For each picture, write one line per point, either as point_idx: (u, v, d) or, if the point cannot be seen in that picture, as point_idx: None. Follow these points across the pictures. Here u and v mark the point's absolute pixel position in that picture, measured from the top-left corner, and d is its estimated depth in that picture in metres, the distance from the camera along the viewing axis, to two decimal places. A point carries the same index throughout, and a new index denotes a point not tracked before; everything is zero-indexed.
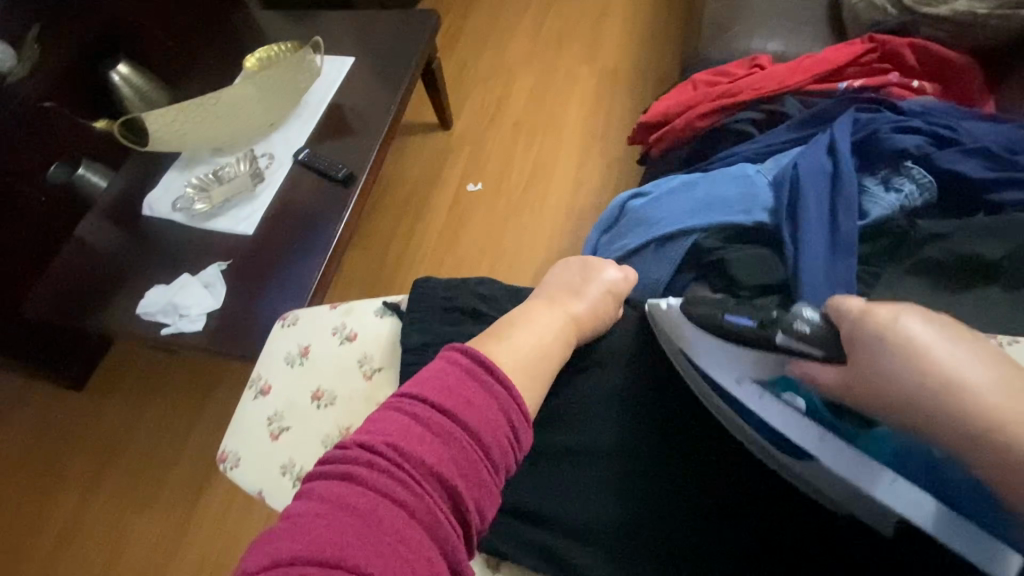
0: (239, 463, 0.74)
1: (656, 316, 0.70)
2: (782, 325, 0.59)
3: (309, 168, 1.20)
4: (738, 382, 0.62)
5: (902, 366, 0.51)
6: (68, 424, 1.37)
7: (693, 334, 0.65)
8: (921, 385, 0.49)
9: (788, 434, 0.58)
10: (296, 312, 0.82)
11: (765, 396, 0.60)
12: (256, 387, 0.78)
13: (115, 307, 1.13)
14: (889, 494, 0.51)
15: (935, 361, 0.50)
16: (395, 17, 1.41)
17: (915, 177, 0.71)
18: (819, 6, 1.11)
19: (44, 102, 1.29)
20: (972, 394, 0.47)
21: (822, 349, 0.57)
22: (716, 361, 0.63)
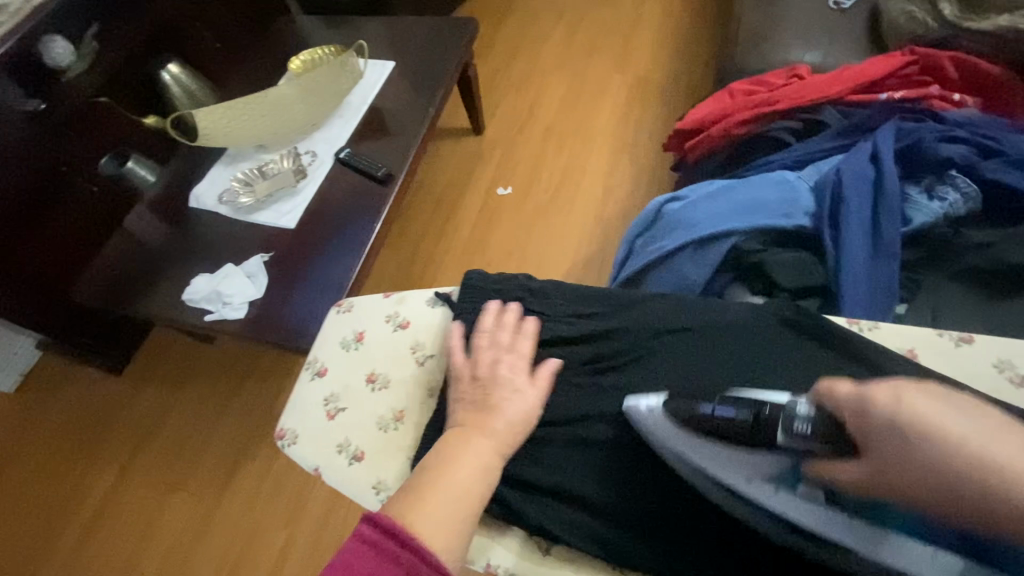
0: (296, 441, 0.76)
1: (638, 426, 0.65)
2: (773, 428, 0.56)
3: (348, 166, 1.24)
4: (746, 481, 0.59)
5: (920, 447, 0.46)
6: (107, 406, 1.42)
7: (681, 435, 0.61)
8: (947, 465, 0.44)
9: (809, 527, 0.57)
10: (350, 299, 0.84)
11: (779, 492, 0.58)
12: (312, 368, 0.80)
13: (159, 294, 1.18)
14: (898, 556, 0.54)
15: (950, 442, 0.45)
16: (434, 24, 1.45)
17: (960, 186, 0.71)
18: (856, 18, 1.12)
19: (99, 98, 1.34)
20: (998, 474, 0.43)
21: (822, 443, 0.53)
22: (709, 457, 0.60)
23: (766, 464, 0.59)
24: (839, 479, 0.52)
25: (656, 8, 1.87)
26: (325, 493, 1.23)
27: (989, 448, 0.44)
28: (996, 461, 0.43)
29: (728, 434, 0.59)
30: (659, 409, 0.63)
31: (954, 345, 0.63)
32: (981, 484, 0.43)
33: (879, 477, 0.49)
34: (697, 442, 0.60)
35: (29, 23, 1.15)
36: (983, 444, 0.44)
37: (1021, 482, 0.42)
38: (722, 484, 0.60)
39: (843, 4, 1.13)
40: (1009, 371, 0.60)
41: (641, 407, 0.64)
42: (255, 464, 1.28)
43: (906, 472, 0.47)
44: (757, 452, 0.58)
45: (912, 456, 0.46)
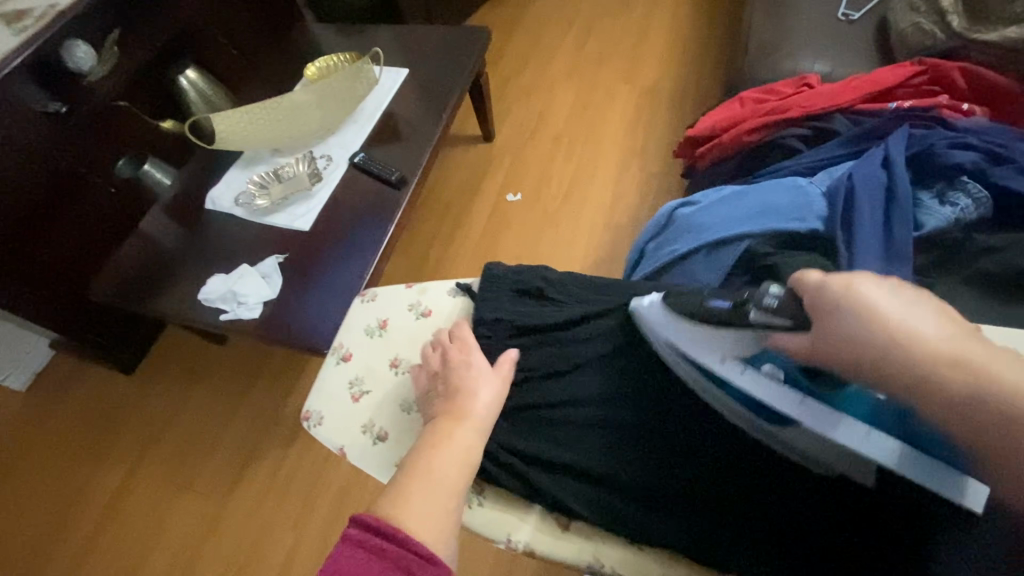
0: (321, 423, 0.79)
1: (639, 317, 0.72)
2: (750, 307, 0.59)
3: (362, 170, 1.26)
4: (717, 360, 0.63)
5: (860, 322, 0.52)
6: (118, 404, 1.43)
7: (672, 325, 0.66)
8: (890, 338, 0.51)
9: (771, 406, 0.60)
10: (374, 289, 0.89)
11: (745, 371, 0.61)
12: (339, 354, 0.84)
13: (173, 294, 1.19)
14: (847, 436, 0.55)
15: (886, 319, 0.52)
16: (447, 33, 1.48)
17: (971, 192, 0.72)
18: (864, 29, 1.14)
19: (119, 101, 1.37)
20: (924, 341, 0.50)
21: (790, 319, 0.57)
22: (691, 341, 0.65)
23: (733, 344, 0.62)
24: (792, 349, 0.57)
25: (664, 20, 1.90)
26: (334, 493, 1.23)
27: (916, 323, 0.51)
28: (932, 338, 0.50)
29: (705, 319, 0.63)
30: (655, 303, 0.70)
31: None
32: (907, 358, 0.50)
33: (824, 348, 0.54)
34: (681, 324, 0.65)
35: (53, 28, 1.18)
36: (916, 324, 0.51)
37: (939, 346, 0.49)
38: (698, 368, 0.66)
39: (851, 16, 1.15)
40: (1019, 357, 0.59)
41: (644, 301, 0.71)
42: (264, 463, 1.29)
43: (853, 348, 0.52)
44: (732, 329, 0.61)
45: (857, 331, 0.52)
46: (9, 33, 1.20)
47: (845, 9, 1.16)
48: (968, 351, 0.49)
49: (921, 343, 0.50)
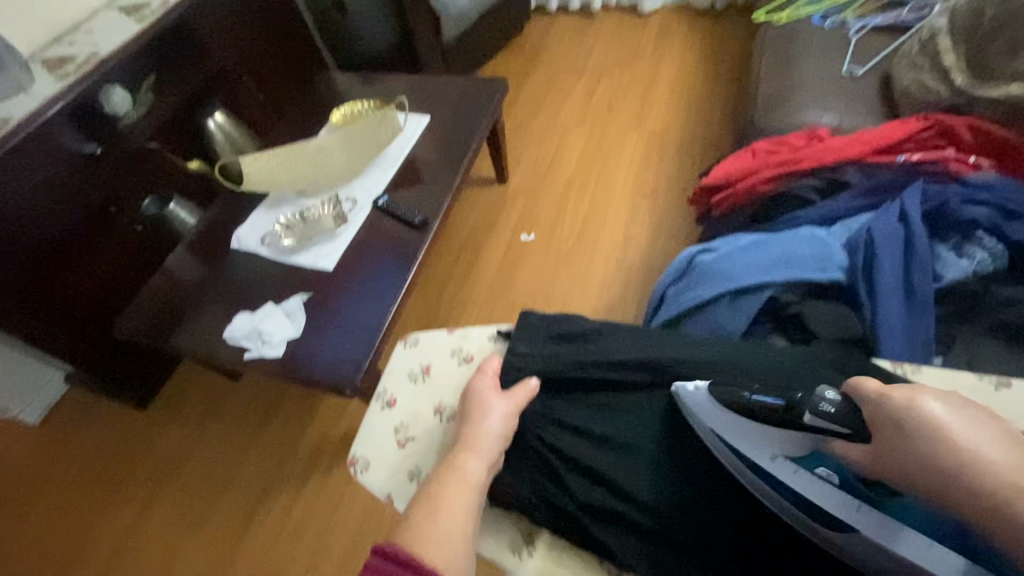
0: (368, 469, 0.78)
1: (682, 403, 0.71)
2: (801, 412, 0.61)
3: (386, 213, 1.30)
4: (770, 461, 0.64)
5: (925, 442, 0.52)
6: (131, 440, 1.42)
7: (720, 420, 0.67)
8: (942, 458, 0.51)
9: (825, 509, 0.62)
10: (416, 333, 0.89)
11: (799, 472, 0.64)
12: (383, 400, 0.83)
13: (196, 331, 1.20)
14: (902, 544, 0.57)
15: (952, 436, 0.51)
16: (467, 82, 1.55)
17: (987, 246, 0.75)
18: (868, 84, 1.19)
19: (151, 143, 1.42)
20: (990, 473, 0.48)
21: (848, 426, 0.59)
22: (742, 437, 0.65)
23: (790, 444, 0.64)
24: (857, 457, 0.58)
25: (671, 70, 1.98)
26: (347, 535, 1.22)
27: (980, 445, 0.50)
28: (990, 459, 0.49)
29: (760, 416, 0.64)
30: (701, 392, 0.68)
31: (994, 389, 0.64)
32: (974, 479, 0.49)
33: (890, 462, 0.54)
34: (727, 420, 0.66)
35: (93, 75, 1.24)
36: (986, 448, 0.50)
37: (997, 469, 0.48)
38: (741, 456, 0.66)
39: (856, 72, 1.21)
40: None
41: (686, 388, 0.70)
42: (279, 502, 1.28)
43: (902, 457, 0.53)
44: (791, 431, 0.64)
45: (914, 448, 0.53)
46: (52, 79, 1.26)
47: (849, 66, 1.23)
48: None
49: (986, 469, 0.48)
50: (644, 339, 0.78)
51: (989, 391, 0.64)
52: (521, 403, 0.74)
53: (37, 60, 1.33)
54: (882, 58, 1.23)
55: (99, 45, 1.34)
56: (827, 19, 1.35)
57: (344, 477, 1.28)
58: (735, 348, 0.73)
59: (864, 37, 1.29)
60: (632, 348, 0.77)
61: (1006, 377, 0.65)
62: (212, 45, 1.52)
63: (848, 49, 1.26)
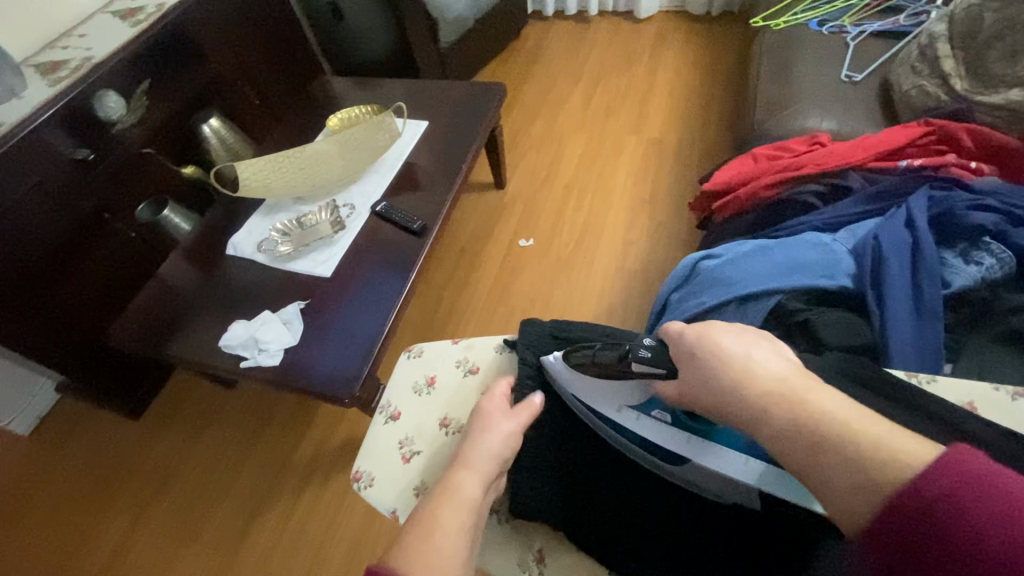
0: (372, 484, 0.76)
1: (550, 374, 0.76)
2: (628, 361, 0.66)
3: (385, 219, 1.28)
4: (614, 408, 0.69)
5: (714, 368, 0.57)
6: (124, 450, 1.40)
7: (575, 380, 0.72)
8: (726, 378, 0.55)
9: (662, 446, 0.66)
10: (421, 346, 0.88)
11: (638, 416, 0.67)
12: (387, 414, 0.82)
13: (191, 339, 1.18)
14: (717, 462, 0.62)
15: (724, 359, 0.56)
16: (465, 87, 1.54)
17: (995, 252, 0.73)
18: (868, 89, 1.20)
19: (145, 148, 1.40)
20: (762, 382, 0.53)
21: (660, 366, 0.63)
22: (591, 391, 0.70)
23: (628, 393, 0.68)
24: (667, 394, 0.64)
25: (668, 75, 1.99)
26: (343, 548, 1.19)
27: (758, 361, 0.55)
28: (766, 373, 0.54)
29: (597, 371, 0.69)
30: (560, 360, 0.73)
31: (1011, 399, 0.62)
32: (742, 385, 0.54)
33: (690, 391, 0.60)
34: (580, 378, 0.71)
35: (87, 80, 1.22)
36: (760, 363, 0.54)
37: (771, 379, 0.53)
38: (592, 408, 0.71)
39: (855, 77, 1.21)
40: None
41: (550, 357, 0.75)
42: (275, 513, 1.25)
43: (702, 383, 0.58)
44: (620, 381, 0.68)
45: (706, 374, 0.57)
46: (45, 83, 1.24)
47: (848, 71, 1.23)
48: (794, 381, 0.51)
49: (749, 376, 0.54)
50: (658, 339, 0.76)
51: (1007, 403, 0.62)
52: (523, 420, 0.68)
53: (29, 64, 1.31)
54: (881, 64, 1.23)
55: (93, 49, 1.32)
56: (825, 25, 1.35)
57: (341, 488, 1.26)
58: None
59: (862, 43, 1.29)
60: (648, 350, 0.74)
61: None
62: (207, 49, 1.51)
63: (846, 55, 1.26)
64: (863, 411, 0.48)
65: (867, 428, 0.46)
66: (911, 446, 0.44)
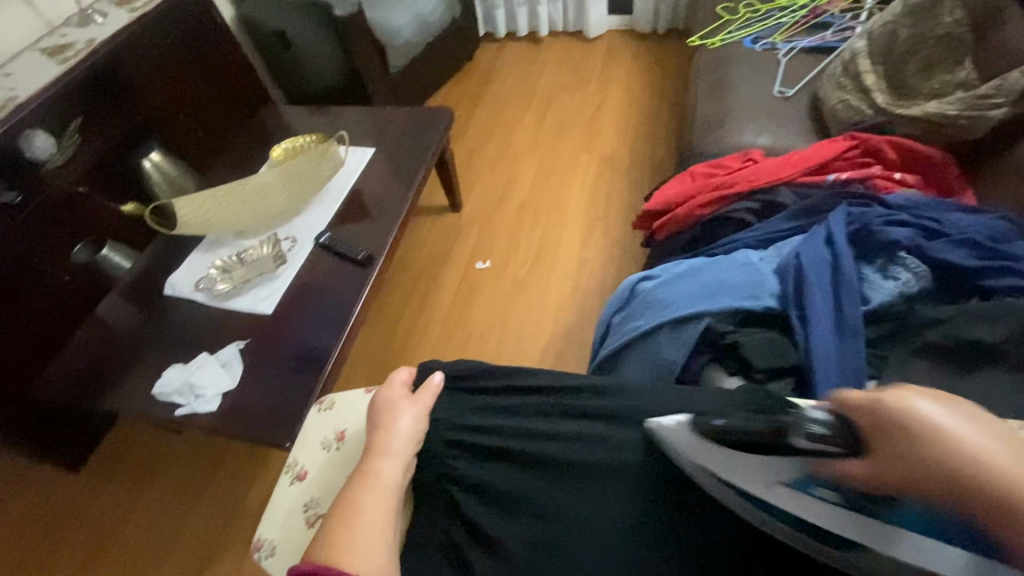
0: (273, 553, 0.73)
1: (658, 440, 0.64)
2: (788, 434, 0.54)
3: (329, 250, 1.26)
4: (763, 485, 0.55)
5: (923, 450, 0.45)
6: (63, 506, 1.32)
7: (705, 448, 0.59)
8: (945, 468, 0.44)
9: (821, 526, 0.52)
10: (332, 396, 0.85)
11: (794, 495, 0.54)
12: (293, 473, 0.79)
13: (126, 389, 1.12)
14: (912, 551, 0.47)
15: (942, 437, 0.45)
16: (413, 113, 1.53)
17: (910, 267, 0.77)
18: (799, 104, 1.22)
19: (78, 188, 1.30)
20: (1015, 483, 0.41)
21: (840, 445, 0.52)
22: (731, 464, 0.57)
23: (777, 467, 0.55)
24: (855, 475, 0.50)
25: (618, 93, 2.02)
26: None
27: (989, 449, 0.43)
28: (1004, 464, 0.42)
29: (761, 445, 0.56)
30: (685, 424, 0.61)
31: None
32: (922, 447, 0.45)
33: (890, 472, 0.47)
34: (715, 448, 0.58)
35: (11, 119, 1.13)
36: (996, 455, 0.42)
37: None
38: (735, 488, 0.57)
39: (786, 93, 1.24)
40: None
41: (667, 422, 0.63)
42: (224, 564, 1.20)
43: (893, 457, 0.47)
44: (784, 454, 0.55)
45: (907, 450, 0.46)
46: None
47: (780, 87, 1.26)
48: None
49: (934, 433, 0.45)
50: (568, 387, 0.74)
51: None
52: (426, 405, 0.74)
53: None
54: (810, 80, 1.27)
55: (19, 88, 1.23)
56: (758, 42, 1.38)
57: None
58: (655, 395, 0.70)
59: (794, 59, 1.33)
60: (564, 400, 0.73)
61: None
62: (145, 81, 1.44)
63: (778, 72, 1.30)
64: None
65: None
66: None
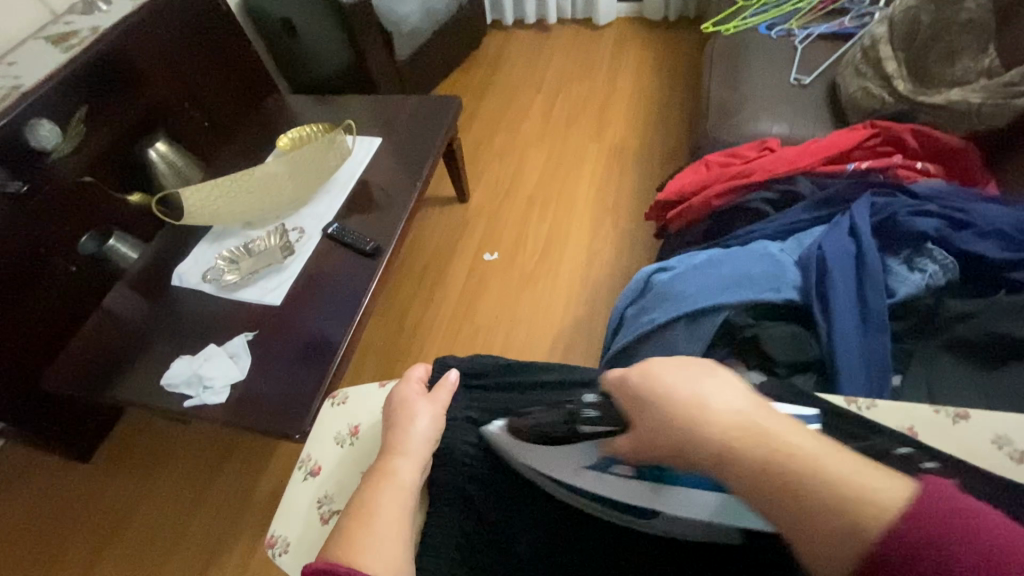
0: (287, 550, 0.72)
1: (491, 445, 0.70)
2: (576, 422, 0.62)
3: (337, 241, 1.24)
4: (571, 472, 0.63)
5: (668, 417, 0.50)
6: (72, 496, 1.33)
7: (525, 448, 0.65)
8: (689, 432, 0.48)
9: (623, 498, 0.61)
10: (345, 390, 0.85)
11: (597, 475, 0.61)
12: (306, 468, 0.78)
13: (135, 380, 1.12)
14: (677, 505, 0.57)
15: (676, 402, 0.50)
16: (420, 102, 1.51)
17: (937, 258, 0.74)
18: (817, 92, 1.20)
19: (84, 178, 1.29)
20: (720, 428, 0.46)
21: (611, 424, 0.59)
22: (546, 461, 0.64)
23: (579, 455, 0.62)
24: (623, 453, 0.56)
25: (627, 82, 1.99)
26: None
27: (711, 403, 0.48)
28: (719, 414, 0.47)
29: (555, 437, 0.63)
30: (502, 430, 0.67)
31: (951, 423, 0.60)
32: (661, 413, 0.50)
33: (651, 440, 0.51)
34: (532, 448, 0.64)
35: (15, 108, 1.12)
36: (711, 408, 0.48)
37: (736, 431, 0.46)
38: (555, 477, 0.65)
39: (803, 81, 1.22)
40: (1007, 448, 0.57)
41: (492, 428, 0.69)
42: (233, 555, 1.20)
43: (651, 427, 0.51)
44: (574, 442, 0.63)
45: (659, 419, 0.50)
46: None
47: (797, 75, 1.23)
48: (764, 428, 0.45)
49: (668, 398, 0.50)
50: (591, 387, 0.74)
51: (948, 425, 0.60)
52: (443, 402, 0.73)
53: None
54: (828, 67, 1.24)
55: (23, 78, 1.22)
56: (774, 29, 1.35)
57: None
58: None
59: (811, 45, 1.30)
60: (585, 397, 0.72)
61: (963, 409, 0.61)
62: (149, 70, 1.42)
63: (795, 59, 1.27)
64: (822, 442, 0.44)
65: (835, 468, 0.42)
66: (878, 480, 0.40)
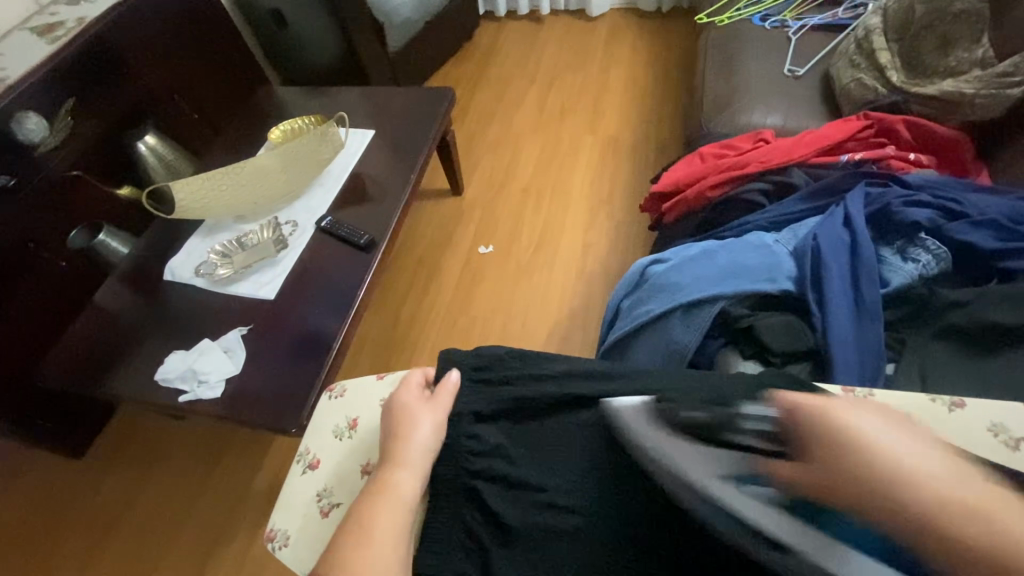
0: (287, 544, 0.72)
1: (620, 421, 0.65)
2: (731, 431, 0.60)
3: (331, 235, 1.24)
4: (706, 477, 0.58)
5: (847, 456, 0.52)
6: (67, 493, 1.32)
7: (658, 433, 0.62)
8: (859, 470, 0.50)
9: (771, 530, 0.54)
10: (343, 383, 0.84)
11: (739, 490, 0.57)
12: (305, 462, 0.78)
13: (128, 376, 1.11)
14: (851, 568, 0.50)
15: (863, 437, 0.52)
16: (413, 94, 1.50)
17: (931, 248, 0.75)
18: (810, 83, 1.20)
19: (72, 171, 1.27)
20: (902, 474, 0.49)
21: (784, 445, 0.57)
22: (686, 453, 0.60)
23: (726, 459, 0.59)
24: (789, 477, 0.55)
25: (621, 74, 1.98)
26: None
27: (906, 451, 0.50)
28: (909, 461, 0.50)
29: (704, 437, 0.60)
30: (643, 405, 0.65)
31: (948, 411, 0.62)
32: (844, 451, 0.52)
33: (821, 477, 0.52)
34: (670, 436, 0.61)
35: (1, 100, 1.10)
36: (904, 453, 0.50)
37: (921, 481, 0.48)
38: (688, 481, 0.59)
39: (797, 72, 1.22)
40: (1002, 435, 0.59)
41: (629, 402, 0.65)
42: (231, 548, 1.20)
43: (817, 461, 0.53)
44: (722, 445, 0.60)
45: (837, 455, 0.52)
46: None
47: (791, 66, 1.23)
48: (962, 492, 0.47)
49: (856, 433, 0.53)
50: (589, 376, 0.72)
51: (943, 413, 0.62)
52: (444, 408, 0.71)
53: None
54: (821, 58, 1.24)
55: (8, 69, 1.19)
56: (768, 20, 1.35)
57: None
58: (675, 377, 0.70)
59: (804, 36, 1.30)
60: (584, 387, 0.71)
61: (959, 397, 0.63)
62: (138, 62, 1.40)
63: (789, 50, 1.27)
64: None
65: None
66: None
